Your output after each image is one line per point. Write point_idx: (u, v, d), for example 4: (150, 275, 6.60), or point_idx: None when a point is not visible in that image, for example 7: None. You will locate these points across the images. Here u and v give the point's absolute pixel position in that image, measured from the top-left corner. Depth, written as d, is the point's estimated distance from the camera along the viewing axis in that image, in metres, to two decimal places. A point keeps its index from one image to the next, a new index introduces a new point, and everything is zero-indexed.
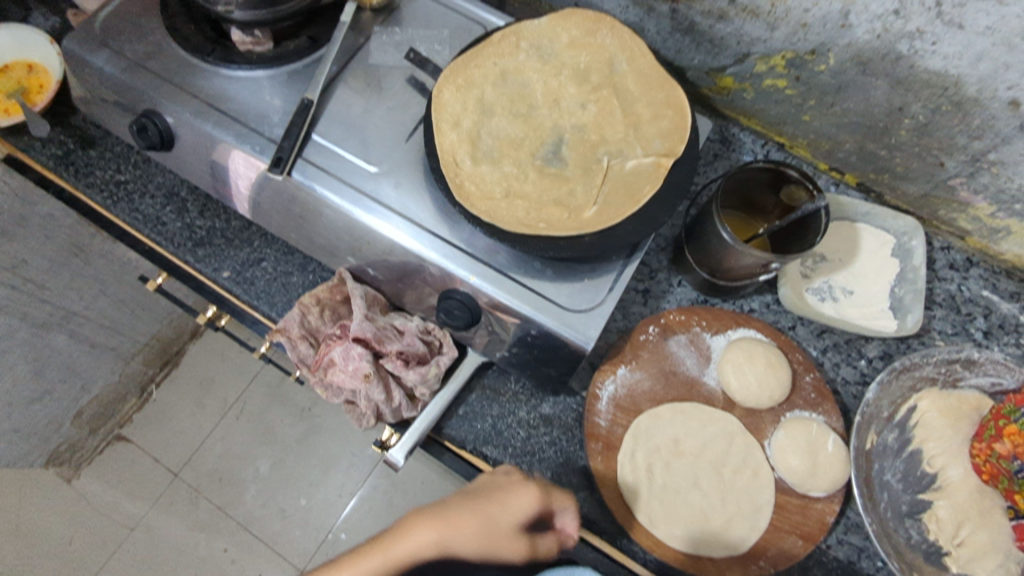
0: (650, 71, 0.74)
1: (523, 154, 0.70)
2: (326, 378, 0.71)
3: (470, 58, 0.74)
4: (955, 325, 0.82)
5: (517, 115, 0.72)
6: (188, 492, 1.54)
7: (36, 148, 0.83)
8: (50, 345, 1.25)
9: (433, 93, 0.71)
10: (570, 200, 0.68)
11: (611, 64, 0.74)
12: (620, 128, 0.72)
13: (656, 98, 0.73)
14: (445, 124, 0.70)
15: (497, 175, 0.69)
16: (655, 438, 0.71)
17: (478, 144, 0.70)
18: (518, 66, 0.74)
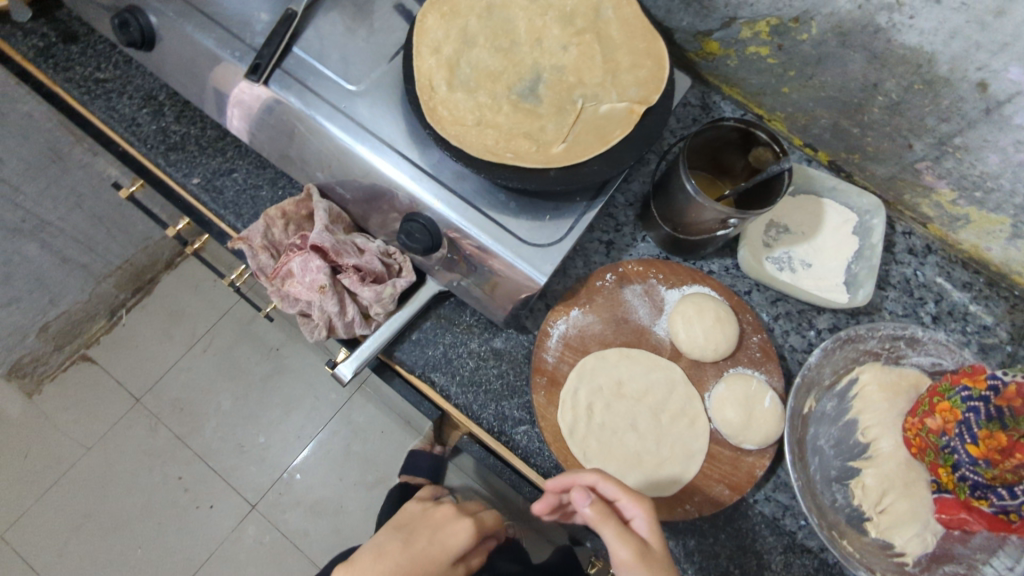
0: (635, 21, 0.75)
1: (500, 87, 0.71)
2: (283, 288, 0.71)
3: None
4: (905, 307, 0.84)
5: (499, 49, 0.73)
6: (148, 418, 1.54)
7: (18, 38, 0.82)
8: (21, 252, 1.24)
9: (417, 17, 0.71)
10: (540, 134, 0.69)
11: (598, 10, 0.75)
12: (598, 72, 0.72)
13: (637, 48, 0.73)
14: (425, 49, 0.70)
15: (471, 103, 0.69)
16: (599, 378, 0.72)
17: (456, 72, 0.71)
18: (505, 2, 0.75)
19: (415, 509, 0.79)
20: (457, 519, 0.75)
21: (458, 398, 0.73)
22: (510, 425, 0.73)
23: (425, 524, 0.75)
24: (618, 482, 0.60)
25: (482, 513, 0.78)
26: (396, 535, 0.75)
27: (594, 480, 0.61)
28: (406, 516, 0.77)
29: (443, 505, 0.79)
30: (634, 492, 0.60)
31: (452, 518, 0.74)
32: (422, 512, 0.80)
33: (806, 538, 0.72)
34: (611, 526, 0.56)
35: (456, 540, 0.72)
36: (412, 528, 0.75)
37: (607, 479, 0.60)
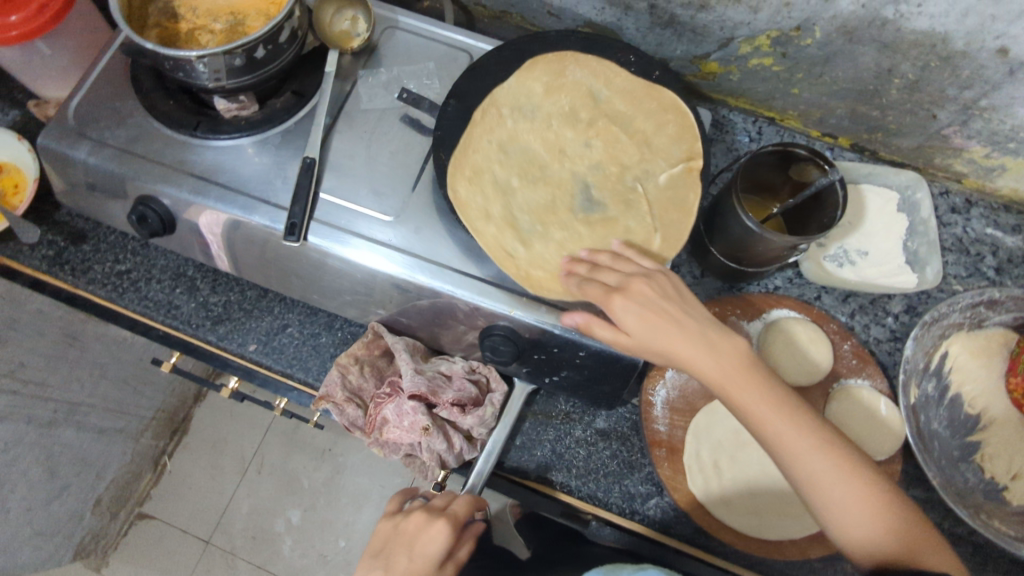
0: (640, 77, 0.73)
1: (560, 215, 0.69)
2: (382, 437, 0.71)
3: (467, 146, 0.70)
4: (967, 268, 0.84)
5: (537, 183, 0.70)
6: (223, 557, 1.49)
7: (26, 253, 0.79)
8: (60, 441, 1.19)
9: (449, 192, 0.68)
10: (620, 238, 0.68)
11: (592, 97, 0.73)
12: (630, 147, 0.71)
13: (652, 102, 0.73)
14: (478, 220, 0.67)
15: (552, 247, 0.67)
16: (716, 433, 0.73)
17: (518, 225, 0.68)
18: (512, 134, 0.72)
19: (384, 526, 0.70)
20: (429, 522, 0.67)
21: (581, 490, 0.74)
22: (639, 502, 0.73)
23: (399, 540, 0.68)
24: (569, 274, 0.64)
25: (458, 511, 0.68)
26: (373, 562, 0.67)
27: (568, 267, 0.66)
28: (377, 531, 0.71)
29: (412, 511, 0.70)
30: (678, 303, 0.61)
31: (429, 510, 0.68)
32: (390, 523, 0.70)
33: (954, 526, 0.72)
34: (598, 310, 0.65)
35: (435, 546, 0.66)
36: (386, 559, 0.66)
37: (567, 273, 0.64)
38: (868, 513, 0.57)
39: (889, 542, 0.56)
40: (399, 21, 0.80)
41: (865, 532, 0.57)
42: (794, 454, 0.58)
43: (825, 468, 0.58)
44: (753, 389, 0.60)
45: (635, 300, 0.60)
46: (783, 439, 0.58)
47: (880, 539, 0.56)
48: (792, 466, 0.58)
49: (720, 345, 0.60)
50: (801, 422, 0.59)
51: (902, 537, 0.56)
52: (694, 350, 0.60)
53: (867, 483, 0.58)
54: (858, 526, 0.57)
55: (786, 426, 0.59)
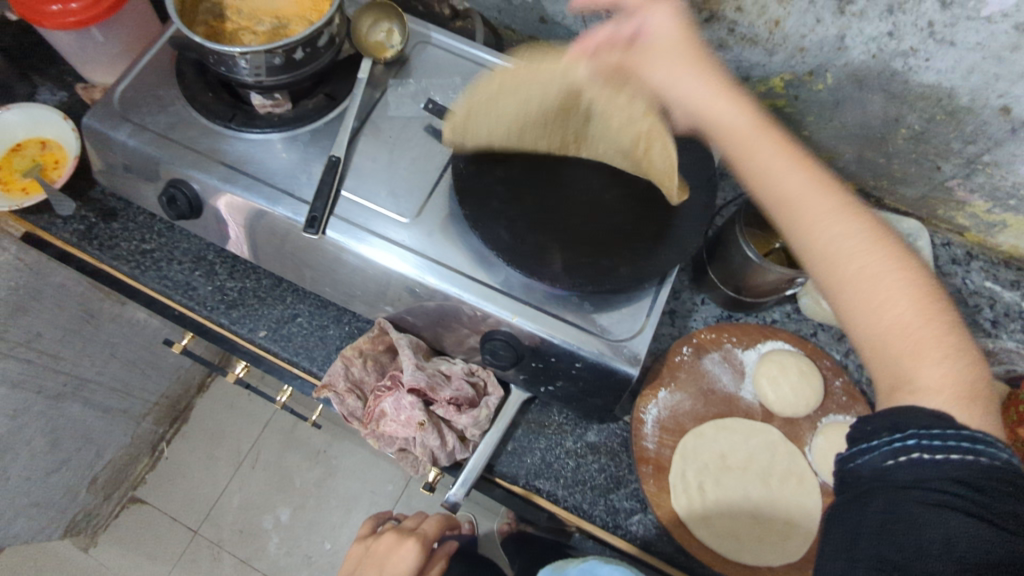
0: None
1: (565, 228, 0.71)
2: (378, 429, 0.74)
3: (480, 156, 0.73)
4: (964, 318, 0.85)
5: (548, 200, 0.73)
6: (209, 548, 1.50)
7: (58, 226, 0.83)
8: (66, 414, 1.21)
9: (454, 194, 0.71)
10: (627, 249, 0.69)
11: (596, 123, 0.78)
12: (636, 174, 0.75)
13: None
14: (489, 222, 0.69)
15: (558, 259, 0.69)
16: (703, 455, 0.74)
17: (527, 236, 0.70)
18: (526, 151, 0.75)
19: (357, 552, 0.79)
20: (401, 543, 0.75)
21: (567, 500, 0.75)
22: (624, 517, 0.74)
23: (371, 560, 0.76)
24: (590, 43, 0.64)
25: (427, 534, 0.77)
26: None
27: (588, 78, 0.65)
28: (351, 557, 0.79)
29: (385, 535, 0.78)
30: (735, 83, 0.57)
31: (400, 535, 0.77)
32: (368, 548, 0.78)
33: None
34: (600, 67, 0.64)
35: (404, 561, 0.73)
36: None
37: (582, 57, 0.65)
38: (888, 283, 0.47)
39: (909, 313, 0.46)
40: (432, 38, 0.85)
41: (896, 335, 0.46)
42: (814, 233, 0.49)
43: (860, 271, 0.47)
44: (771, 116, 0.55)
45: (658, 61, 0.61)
46: (758, 162, 0.53)
47: (902, 325, 0.46)
48: (816, 244, 0.49)
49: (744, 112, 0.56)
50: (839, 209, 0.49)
51: (921, 310, 0.46)
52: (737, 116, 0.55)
53: (913, 289, 0.46)
54: (877, 308, 0.47)
55: (822, 210, 0.50)
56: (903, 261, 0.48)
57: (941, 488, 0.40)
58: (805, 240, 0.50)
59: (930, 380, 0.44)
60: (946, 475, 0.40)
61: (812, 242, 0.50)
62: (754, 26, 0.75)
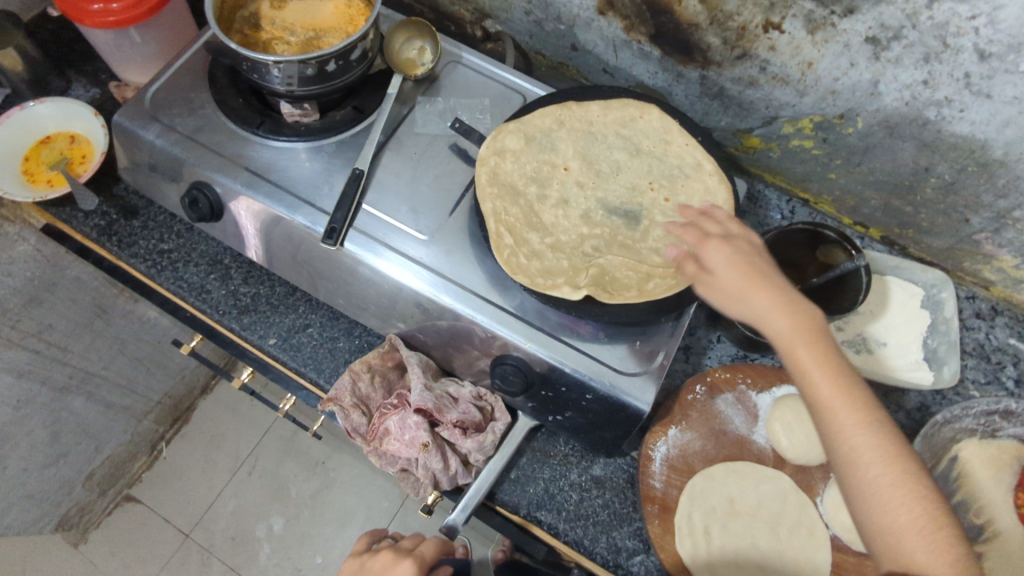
0: (668, 136, 0.77)
1: (582, 253, 0.70)
2: (381, 448, 0.72)
3: (492, 176, 0.72)
4: (986, 375, 0.83)
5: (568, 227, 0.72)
6: (199, 553, 1.48)
7: (79, 219, 0.83)
8: (69, 408, 1.21)
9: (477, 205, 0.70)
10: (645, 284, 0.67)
11: (623, 145, 0.76)
12: (659, 203, 0.73)
13: (687, 162, 0.75)
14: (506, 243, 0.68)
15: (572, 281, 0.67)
16: (711, 499, 0.72)
17: (543, 258, 0.69)
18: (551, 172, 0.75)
19: (351, 566, 0.77)
20: (398, 563, 0.73)
21: (568, 534, 0.73)
22: (625, 557, 0.73)
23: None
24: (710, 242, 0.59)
25: (425, 556, 0.75)
26: None
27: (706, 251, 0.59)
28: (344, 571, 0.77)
29: (382, 552, 0.76)
30: (783, 284, 0.56)
31: (398, 554, 0.75)
32: (359, 562, 0.77)
33: None
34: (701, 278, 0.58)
35: None
36: None
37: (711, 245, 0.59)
38: (898, 493, 0.48)
39: (914, 523, 0.47)
40: (463, 57, 0.85)
41: (899, 533, 0.48)
42: (836, 423, 0.51)
43: (876, 472, 0.49)
44: (804, 304, 0.54)
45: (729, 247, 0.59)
46: (796, 362, 0.53)
47: (915, 531, 0.47)
48: (863, 490, 0.49)
49: (799, 308, 0.54)
50: (859, 403, 0.51)
51: (926, 522, 0.47)
52: (778, 317, 0.53)
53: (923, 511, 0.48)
54: (886, 508, 0.48)
55: (845, 407, 0.51)
56: (925, 485, 0.49)
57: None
58: (830, 433, 0.51)
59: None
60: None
61: (848, 471, 0.50)
62: (786, 66, 0.75)
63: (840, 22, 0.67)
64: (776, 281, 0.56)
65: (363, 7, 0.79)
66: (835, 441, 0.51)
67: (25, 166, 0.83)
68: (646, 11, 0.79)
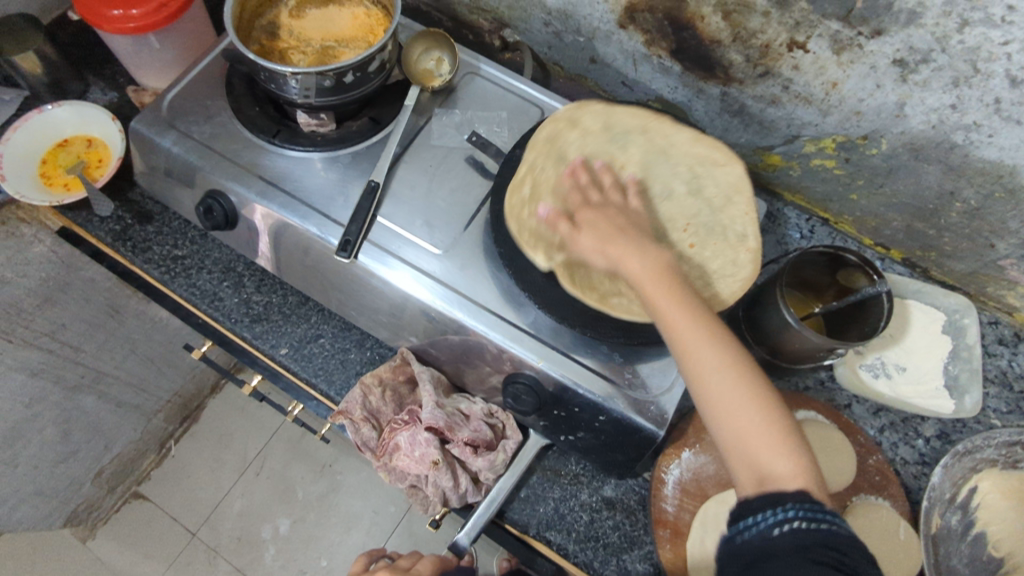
0: (735, 195, 0.69)
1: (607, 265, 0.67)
2: (391, 463, 0.72)
3: (552, 137, 0.71)
4: (1009, 404, 0.81)
5: None
6: (206, 552, 1.48)
7: (94, 224, 0.84)
8: (80, 407, 1.21)
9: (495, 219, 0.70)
10: (612, 297, 0.65)
11: (690, 180, 0.70)
12: (683, 248, 0.67)
13: (734, 230, 0.68)
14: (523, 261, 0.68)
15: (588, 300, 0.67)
16: (725, 523, 0.70)
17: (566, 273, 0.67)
18: None
19: None
20: None
21: (578, 556, 0.72)
22: None
23: None
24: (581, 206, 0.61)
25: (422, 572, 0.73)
26: None
27: (571, 212, 0.61)
28: None
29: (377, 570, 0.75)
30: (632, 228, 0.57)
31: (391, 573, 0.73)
32: None
33: None
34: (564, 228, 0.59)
35: None
36: None
37: (581, 206, 0.61)
38: (743, 399, 0.50)
39: (761, 427, 0.50)
40: (480, 69, 0.85)
41: (748, 438, 0.50)
42: (687, 350, 0.52)
43: (729, 396, 0.50)
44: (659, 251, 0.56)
45: (586, 209, 0.60)
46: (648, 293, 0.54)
47: (760, 436, 0.49)
48: (714, 402, 0.51)
49: (646, 246, 0.56)
50: (711, 327, 0.52)
51: (770, 424, 0.50)
52: (639, 262, 0.55)
53: (767, 417, 0.50)
54: (736, 415, 0.50)
55: (699, 338, 0.52)
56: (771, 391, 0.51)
57: (822, 552, 0.44)
58: (687, 366, 0.52)
59: (784, 479, 0.48)
60: (820, 540, 0.45)
61: (700, 387, 0.52)
62: (810, 86, 0.74)
63: (867, 43, 0.65)
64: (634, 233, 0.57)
65: (381, 17, 0.79)
66: (683, 360, 0.52)
67: (42, 169, 0.83)
68: (667, 26, 0.78)
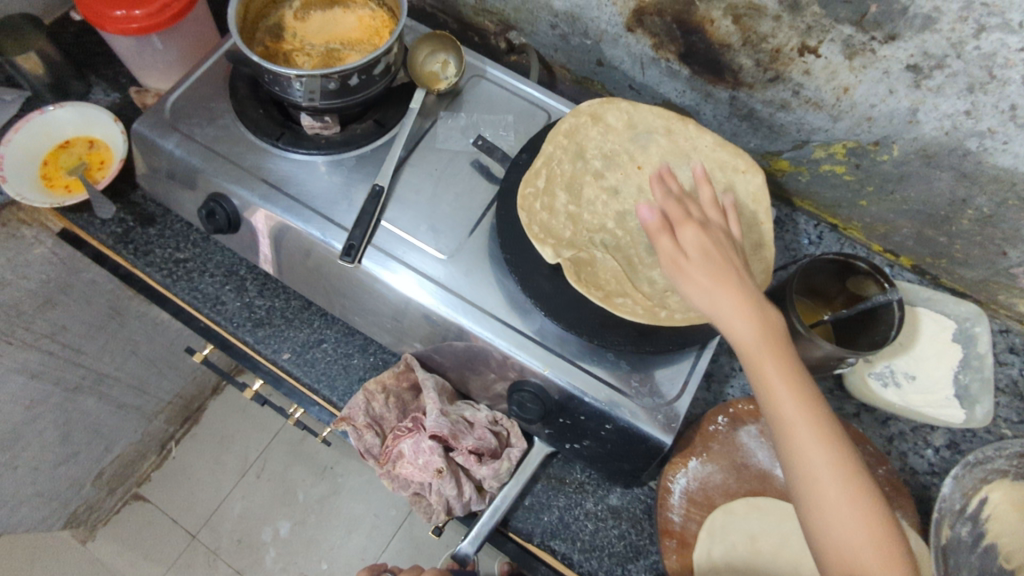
0: (752, 205, 0.70)
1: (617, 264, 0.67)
2: (394, 471, 0.71)
3: (572, 130, 0.72)
4: (1020, 414, 0.80)
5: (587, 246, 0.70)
6: (206, 555, 1.48)
7: (96, 226, 0.83)
8: (80, 408, 1.20)
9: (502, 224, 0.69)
10: (617, 296, 0.64)
11: (707, 184, 0.71)
12: None
13: (749, 238, 0.69)
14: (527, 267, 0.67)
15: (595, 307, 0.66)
16: (732, 535, 0.70)
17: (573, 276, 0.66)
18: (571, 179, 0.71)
19: None
20: None
21: (582, 565, 0.71)
22: None
23: None
24: (688, 223, 0.58)
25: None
26: None
27: (683, 230, 0.58)
28: None
29: None
30: (753, 292, 0.56)
31: None
32: None
33: None
34: (668, 248, 0.58)
35: None
36: None
37: (689, 225, 0.58)
38: (848, 502, 0.51)
39: (861, 532, 0.50)
40: (486, 72, 0.84)
41: (851, 543, 0.50)
42: (793, 439, 0.52)
43: (832, 487, 0.51)
44: (769, 309, 0.56)
45: (706, 238, 0.58)
46: (762, 372, 0.54)
47: (858, 544, 0.50)
48: (813, 497, 0.52)
49: (766, 319, 0.55)
50: (824, 424, 0.53)
51: (871, 528, 0.50)
52: (745, 325, 0.54)
53: (869, 521, 0.50)
54: (838, 515, 0.51)
55: (799, 412, 0.53)
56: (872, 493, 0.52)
57: None
58: (790, 455, 0.53)
59: None
60: None
61: (800, 476, 0.52)
62: (821, 91, 0.73)
63: (880, 48, 0.64)
64: (746, 281, 0.56)
65: (387, 19, 0.78)
66: (789, 449, 0.53)
67: (43, 170, 0.82)
68: (676, 29, 0.77)
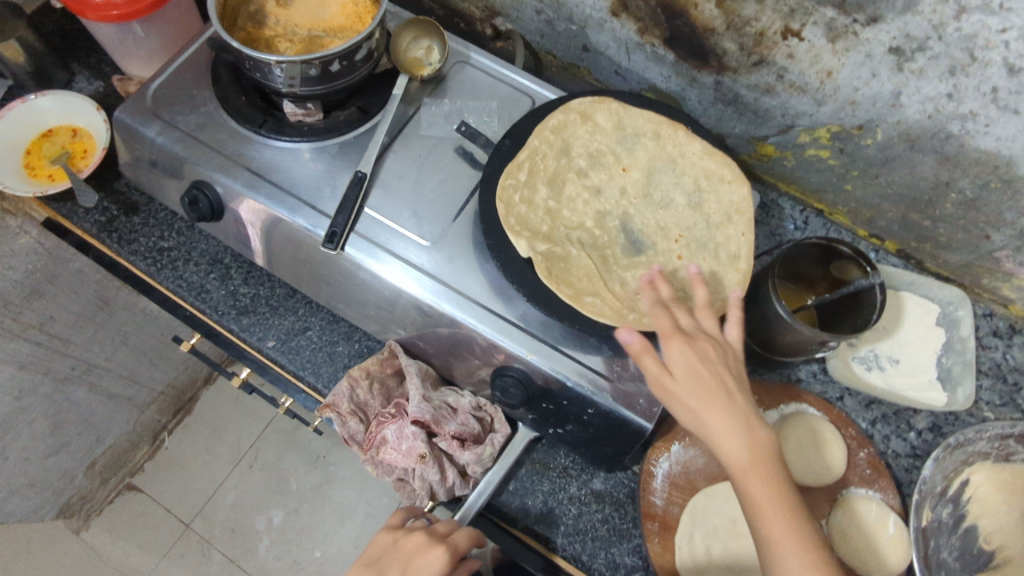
0: (735, 215, 0.70)
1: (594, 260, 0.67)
2: (378, 457, 0.71)
3: (561, 126, 0.73)
4: (1002, 396, 0.80)
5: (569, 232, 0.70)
6: (200, 544, 1.48)
7: (80, 215, 0.83)
8: (71, 398, 1.20)
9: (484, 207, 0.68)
10: (586, 295, 0.64)
11: (690, 181, 0.72)
12: (671, 257, 0.69)
13: (729, 249, 0.69)
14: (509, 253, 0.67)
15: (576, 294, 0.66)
16: (713, 517, 0.71)
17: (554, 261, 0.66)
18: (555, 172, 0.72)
19: (383, 540, 0.68)
20: (428, 547, 0.64)
21: (566, 549, 0.72)
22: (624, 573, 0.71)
23: (394, 556, 0.65)
24: (677, 340, 0.58)
25: (461, 543, 0.65)
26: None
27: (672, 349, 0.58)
28: (372, 546, 0.68)
29: (414, 532, 0.67)
30: (744, 408, 0.56)
31: (430, 541, 0.65)
32: (390, 539, 0.68)
33: None
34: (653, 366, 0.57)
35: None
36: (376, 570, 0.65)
37: (676, 342, 0.58)
38: None
39: None
40: (470, 57, 0.83)
41: None
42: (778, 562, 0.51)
43: None
44: (760, 428, 0.55)
45: (694, 352, 0.57)
46: (748, 490, 0.53)
47: None
48: None
49: (755, 435, 0.55)
50: (810, 548, 0.51)
51: None
52: (737, 445, 0.54)
53: None
54: None
55: (786, 535, 0.51)
56: None
57: None
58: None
59: None
60: None
61: None
62: (805, 74, 0.72)
63: (863, 30, 0.64)
64: (736, 399, 0.56)
65: (369, 5, 0.77)
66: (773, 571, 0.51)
67: (25, 159, 0.82)
68: (660, 13, 0.76)
